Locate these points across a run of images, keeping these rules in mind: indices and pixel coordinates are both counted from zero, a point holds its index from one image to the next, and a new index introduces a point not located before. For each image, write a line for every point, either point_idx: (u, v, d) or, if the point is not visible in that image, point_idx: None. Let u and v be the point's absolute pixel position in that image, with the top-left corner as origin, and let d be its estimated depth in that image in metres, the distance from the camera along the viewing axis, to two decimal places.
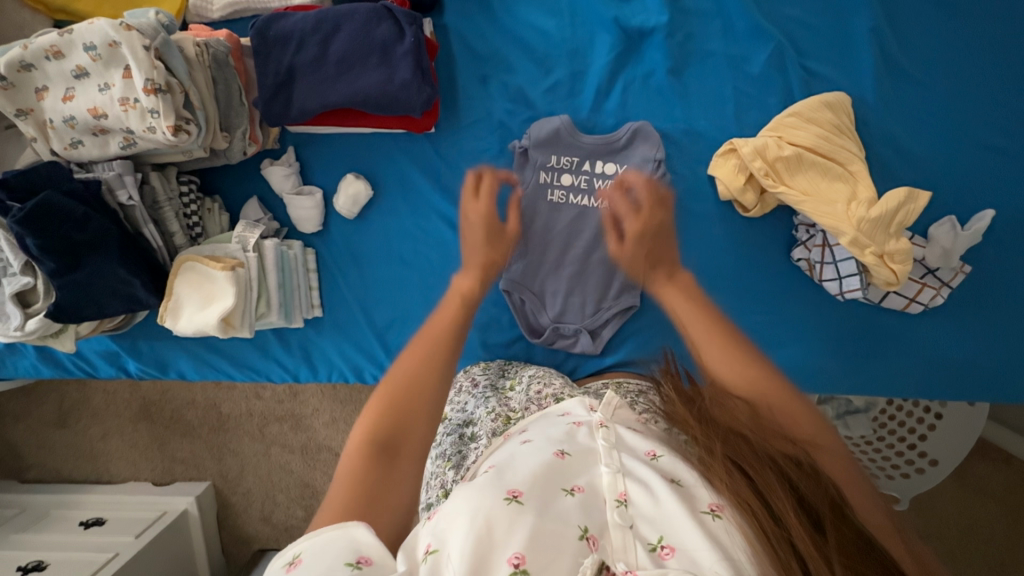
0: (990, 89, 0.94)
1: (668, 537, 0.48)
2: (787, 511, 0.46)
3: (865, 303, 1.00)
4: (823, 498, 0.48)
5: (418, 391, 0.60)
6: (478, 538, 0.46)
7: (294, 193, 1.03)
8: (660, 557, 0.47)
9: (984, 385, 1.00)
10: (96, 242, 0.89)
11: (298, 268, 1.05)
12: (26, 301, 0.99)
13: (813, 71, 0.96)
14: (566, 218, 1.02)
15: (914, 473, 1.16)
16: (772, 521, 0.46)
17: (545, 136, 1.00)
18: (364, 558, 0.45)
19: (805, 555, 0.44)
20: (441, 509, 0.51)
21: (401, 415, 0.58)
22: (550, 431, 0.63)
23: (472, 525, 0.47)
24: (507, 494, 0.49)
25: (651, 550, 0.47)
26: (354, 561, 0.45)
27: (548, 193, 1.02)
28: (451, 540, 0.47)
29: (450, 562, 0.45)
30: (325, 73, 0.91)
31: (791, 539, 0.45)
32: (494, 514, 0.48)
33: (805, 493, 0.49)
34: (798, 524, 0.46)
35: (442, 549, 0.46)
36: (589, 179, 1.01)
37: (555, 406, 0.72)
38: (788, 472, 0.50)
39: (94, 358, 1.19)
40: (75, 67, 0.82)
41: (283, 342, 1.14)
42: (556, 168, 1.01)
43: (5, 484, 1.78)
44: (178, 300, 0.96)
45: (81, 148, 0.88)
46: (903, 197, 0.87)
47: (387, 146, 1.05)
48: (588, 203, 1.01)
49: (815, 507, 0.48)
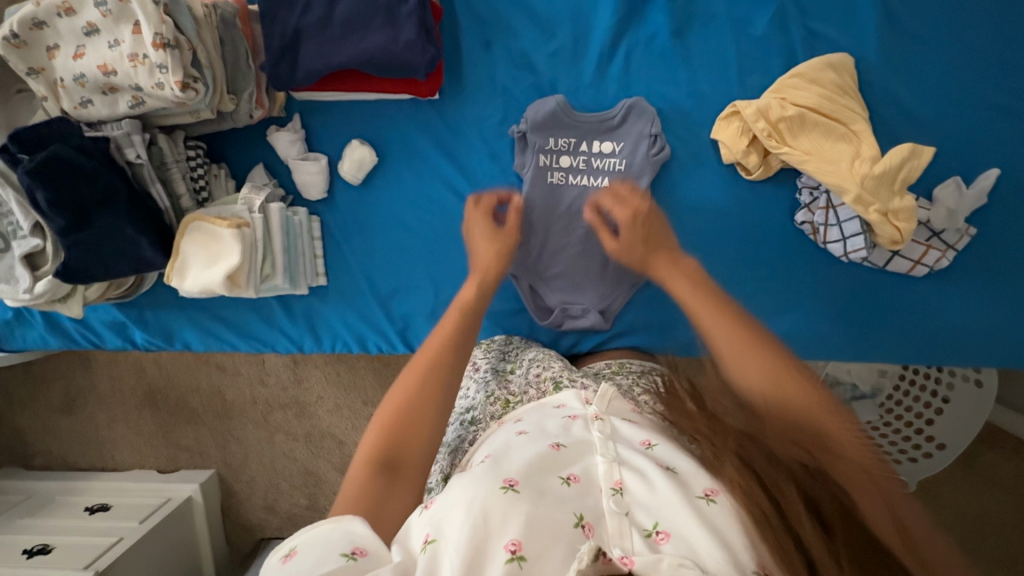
0: (996, 50, 0.93)
1: (661, 523, 0.49)
2: (796, 512, 0.45)
3: (870, 269, 1.00)
4: (832, 500, 0.47)
5: (415, 419, 0.64)
6: (475, 527, 0.47)
7: (299, 158, 1.04)
8: (655, 542, 0.47)
9: (991, 351, 0.99)
10: (104, 199, 0.90)
11: (303, 235, 1.06)
12: (35, 263, 1.00)
13: (816, 32, 0.96)
14: (567, 199, 1.03)
15: (921, 456, 1.15)
16: (782, 523, 0.45)
17: (542, 119, 1.01)
18: (359, 549, 0.49)
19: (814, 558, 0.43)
20: (438, 499, 0.52)
21: (399, 440, 0.62)
22: (546, 423, 0.64)
23: (470, 515, 0.48)
24: (504, 483, 0.51)
25: (645, 535, 0.48)
26: (348, 552, 0.48)
27: (547, 175, 1.03)
28: (450, 529, 0.48)
29: (447, 554, 0.46)
30: (330, 33, 0.93)
31: (800, 537, 0.44)
32: (490, 505, 0.48)
33: (813, 494, 0.48)
34: (809, 526, 0.45)
35: (440, 539, 0.47)
36: (588, 159, 1.02)
37: (551, 396, 0.73)
38: (797, 475, 0.48)
39: (102, 330, 1.20)
40: (86, 24, 0.84)
41: (288, 311, 1.15)
42: (554, 151, 1.02)
43: (12, 472, 1.79)
44: (184, 259, 0.96)
45: (90, 107, 0.89)
46: (906, 153, 0.87)
47: (392, 112, 1.06)
48: (589, 183, 1.02)
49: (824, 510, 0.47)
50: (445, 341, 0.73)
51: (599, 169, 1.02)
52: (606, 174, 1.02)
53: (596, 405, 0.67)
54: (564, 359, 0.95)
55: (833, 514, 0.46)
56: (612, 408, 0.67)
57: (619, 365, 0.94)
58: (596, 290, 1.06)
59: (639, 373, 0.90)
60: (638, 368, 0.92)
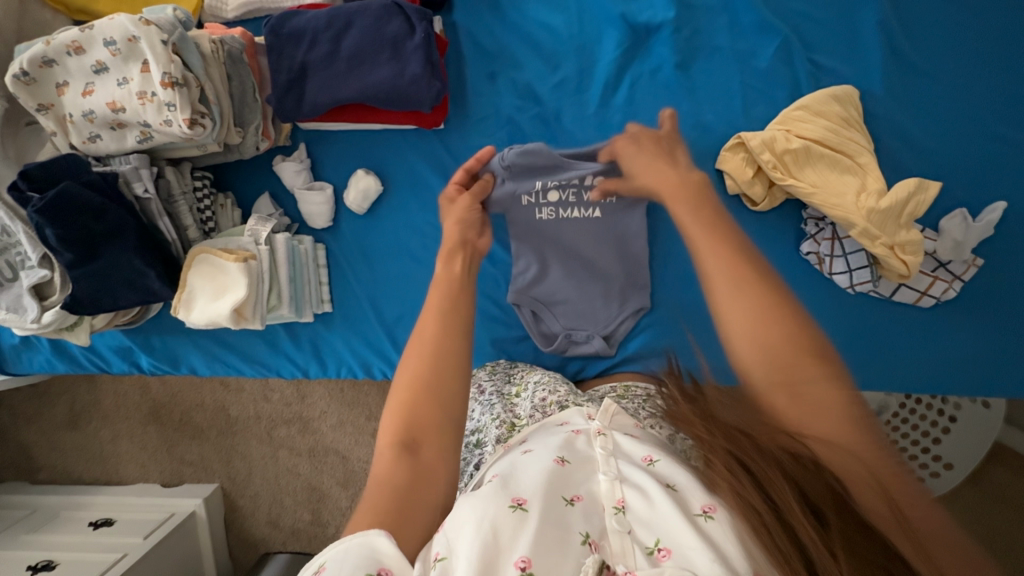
0: (1000, 80, 0.93)
1: (663, 540, 0.49)
2: (792, 509, 0.45)
3: (876, 298, 1.00)
4: (828, 493, 0.47)
5: (434, 388, 0.59)
6: (485, 543, 0.47)
7: (305, 188, 1.05)
8: (657, 559, 0.48)
9: (1001, 379, 0.98)
10: (113, 233, 0.90)
11: (308, 263, 1.06)
12: (43, 293, 1.01)
13: (820, 65, 0.96)
14: (560, 232, 1.03)
15: (928, 476, 1.17)
16: (775, 519, 0.46)
17: (524, 163, 0.96)
18: (386, 570, 0.46)
19: (810, 552, 0.44)
20: (448, 518, 0.52)
21: (420, 409, 0.58)
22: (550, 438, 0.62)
23: (480, 531, 0.48)
24: (513, 501, 0.51)
25: (647, 553, 0.48)
26: (377, 573, 0.45)
27: (537, 213, 1.02)
28: (460, 547, 0.48)
29: (459, 568, 0.46)
30: (337, 68, 0.93)
31: (797, 536, 0.45)
32: (499, 522, 0.49)
33: (805, 484, 0.48)
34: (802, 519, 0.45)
35: (451, 557, 0.47)
36: (578, 192, 1.00)
37: (555, 416, 0.72)
38: (790, 470, 0.49)
39: (108, 354, 1.21)
40: (95, 62, 0.84)
41: (293, 337, 1.15)
42: (540, 189, 0.99)
43: (17, 486, 1.80)
44: (191, 291, 0.96)
45: (99, 141, 0.90)
46: (913, 187, 0.87)
47: (397, 142, 1.06)
48: (582, 215, 1.01)
49: (819, 502, 0.47)
50: (452, 299, 0.66)
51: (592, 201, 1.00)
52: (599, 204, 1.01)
53: (598, 420, 0.65)
54: (570, 382, 0.94)
55: (828, 506, 0.47)
56: (614, 424, 0.66)
57: (624, 389, 0.91)
58: (598, 315, 1.06)
59: (644, 397, 0.86)
60: (643, 392, 0.89)
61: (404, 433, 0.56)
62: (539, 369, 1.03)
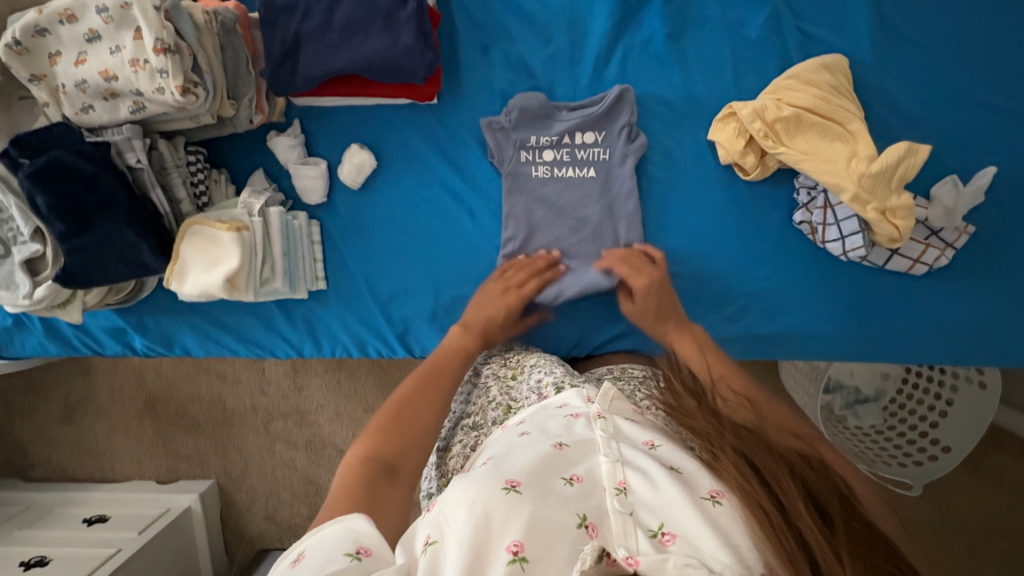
0: (989, 47, 0.94)
1: (668, 524, 0.49)
2: (798, 509, 0.47)
3: (869, 268, 1.00)
4: (835, 496, 0.49)
5: (412, 426, 0.70)
6: (476, 527, 0.47)
7: (299, 163, 1.05)
8: (661, 543, 0.47)
9: (994, 347, 0.99)
10: (104, 204, 0.90)
11: (303, 239, 1.06)
12: (35, 269, 1.00)
13: (810, 34, 0.97)
14: (553, 190, 1.04)
15: (926, 460, 1.14)
16: (784, 518, 0.47)
17: (522, 117, 1.02)
18: (363, 548, 0.49)
19: (816, 553, 0.45)
20: (439, 500, 0.51)
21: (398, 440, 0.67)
22: (548, 423, 0.64)
23: (472, 513, 0.48)
24: (506, 484, 0.50)
25: (651, 536, 0.48)
26: (353, 552, 0.48)
27: (532, 171, 1.04)
28: (450, 531, 0.48)
29: (449, 553, 0.46)
30: (329, 39, 0.94)
31: (802, 536, 0.46)
32: (493, 503, 0.48)
33: (813, 486, 0.50)
34: (809, 521, 0.46)
35: (442, 540, 0.48)
36: (571, 151, 1.03)
37: (553, 398, 0.73)
38: (799, 471, 0.51)
39: (102, 335, 1.20)
40: (88, 31, 0.85)
41: (287, 315, 1.14)
42: (535, 147, 1.04)
43: (11, 483, 1.78)
44: (184, 262, 0.96)
45: (92, 113, 0.90)
46: (903, 151, 0.87)
47: (391, 116, 1.07)
48: (575, 173, 1.04)
49: (825, 504, 0.49)
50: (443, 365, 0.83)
51: (584, 160, 1.03)
52: (592, 164, 1.03)
53: (597, 404, 0.66)
54: (566, 363, 0.92)
55: (834, 509, 0.48)
56: (613, 407, 0.68)
57: (620, 370, 0.95)
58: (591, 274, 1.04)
59: (639, 379, 0.90)
60: (639, 373, 0.92)
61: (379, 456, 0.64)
62: (536, 351, 1.00)
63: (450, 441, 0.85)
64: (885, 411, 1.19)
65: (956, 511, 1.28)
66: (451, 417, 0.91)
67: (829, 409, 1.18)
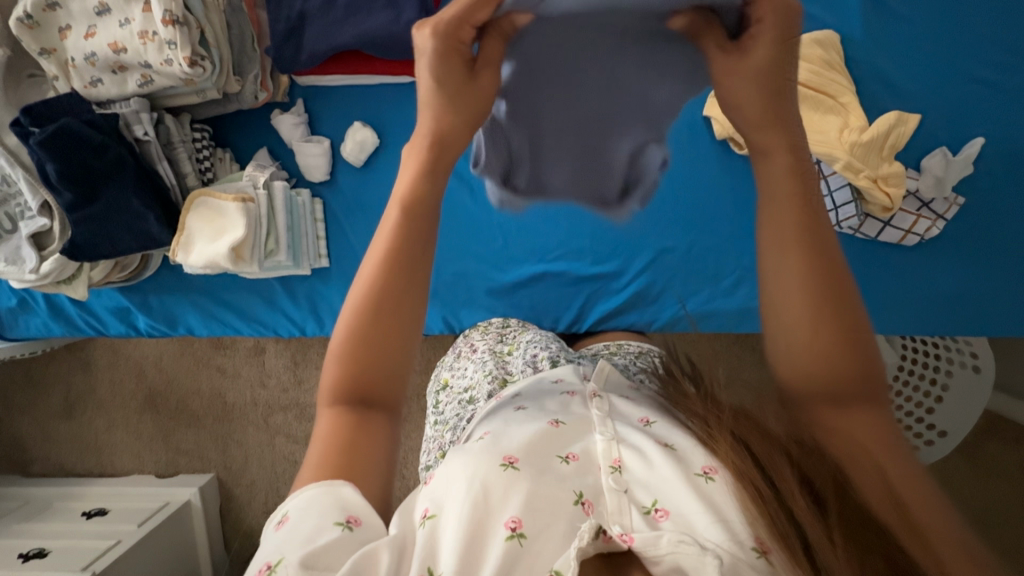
0: (978, 24, 0.97)
1: (661, 501, 0.50)
2: (791, 490, 0.44)
3: (862, 240, 1.02)
4: (830, 477, 0.45)
5: (380, 337, 0.52)
6: (475, 503, 0.49)
7: (303, 140, 1.07)
8: (654, 520, 0.49)
9: (986, 317, 1.01)
10: (112, 172, 0.92)
11: (307, 216, 1.08)
12: (42, 244, 1.02)
13: (802, 12, 1.00)
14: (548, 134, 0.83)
15: (928, 443, 1.11)
16: (773, 493, 0.45)
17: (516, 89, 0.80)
18: (353, 517, 0.47)
19: (805, 532, 0.42)
20: (438, 473, 0.53)
21: (368, 354, 0.52)
22: (545, 400, 0.66)
23: (471, 490, 0.49)
24: (504, 460, 0.52)
25: (645, 513, 0.50)
26: (343, 521, 0.46)
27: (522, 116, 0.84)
28: (450, 504, 0.49)
29: (447, 526, 0.48)
30: (333, 15, 0.96)
31: (795, 517, 0.43)
32: (490, 480, 0.50)
33: (808, 469, 0.46)
34: (800, 500, 0.44)
35: (440, 514, 0.49)
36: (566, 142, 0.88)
37: (550, 371, 0.76)
38: (794, 454, 0.47)
39: (106, 318, 1.22)
40: (98, 4, 0.87)
41: (289, 292, 1.16)
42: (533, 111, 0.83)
43: (9, 478, 1.78)
44: (190, 233, 0.97)
45: (101, 86, 0.92)
46: (892, 120, 0.92)
47: (394, 95, 1.09)
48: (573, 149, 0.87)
49: (820, 486, 0.45)
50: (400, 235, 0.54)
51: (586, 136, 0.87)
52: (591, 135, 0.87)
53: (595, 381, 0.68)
54: (560, 339, 0.97)
55: (829, 491, 0.44)
56: (608, 382, 0.70)
57: (617, 346, 0.99)
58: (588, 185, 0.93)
59: (636, 353, 0.94)
60: (635, 348, 0.97)
61: (352, 383, 0.52)
62: (532, 328, 1.03)
63: (448, 413, 0.87)
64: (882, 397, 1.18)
65: None
66: (450, 389, 0.92)
67: None
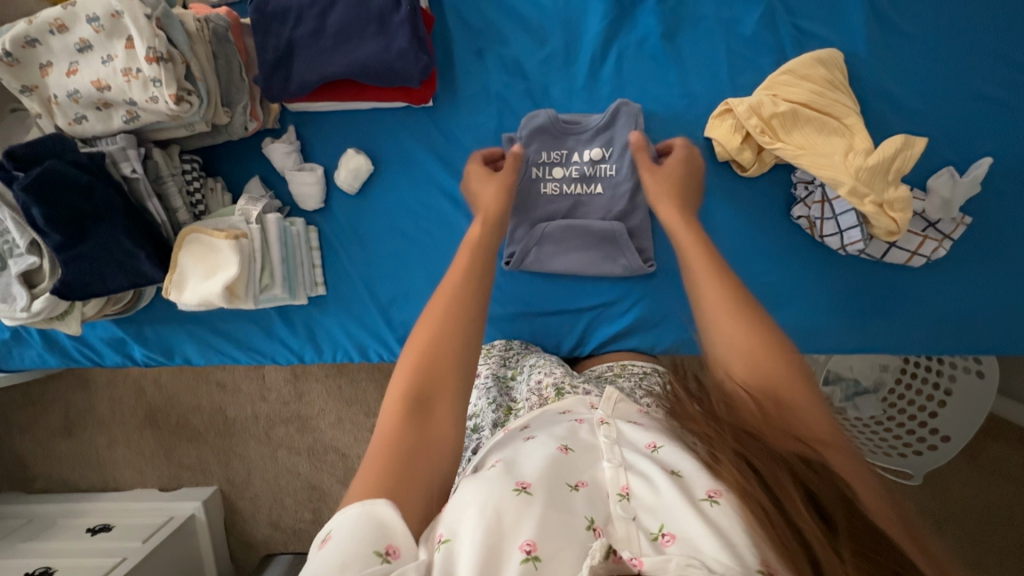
0: (984, 39, 0.94)
1: (668, 526, 0.51)
2: (800, 511, 0.47)
3: (867, 260, 1.00)
4: (838, 498, 0.48)
5: (448, 349, 0.62)
6: (489, 528, 0.49)
7: (295, 169, 1.05)
8: (661, 545, 0.49)
9: (992, 337, 1.00)
10: (102, 212, 0.89)
11: (301, 245, 1.06)
12: (32, 281, 1.00)
13: (804, 30, 0.97)
14: (561, 208, 1.05)
15: (925, 448, 1.21)
16: (783, 518, 0.47)
17: (531, 133, 1.02)
18: (393, 548, 0.47)
19: (817, 553, 0.45)
20: (451, 501, 0.53)
21: (430, 371, 0.60)
22: (553, 427, 0.65)
23: (484, 515, 0.50)
24: (517, 485, 0.53)
25: (652, 539, 0.50)
26: (382, 552, 0.47)
27: (540, 188, 1.04)
28: (464, 529, 0.50)
29: (462, 552, 0.48)
30: (322, 45, 0.94)
31: (803, 536, 0.46)
32: (503, 506, 0.51)
33: (815, 489, 0.49)
34: (809, 521, 0.46)
35: (455, 538, 0.49)
36: (580, 168, 1.03)
37: (555, 403, 0.74)
38: (799, 472, 0.50)
39: (101, 346, 1.20)
40: (79, 40, 0.84)
41: (287, 321, 1.14)
42: (546, 164, 1.03)
43: (10, 497, 1.77)
44: (182, 271, 0.95)
45: (85, 123, 0.89)
46: (898, 144, 0.88)
47: (387, 121, 1.06)
48: (584, 191, 1.04)
49: (829, 507, 0.48)
50: (462, 280, 0.69)
51: (594, 177, 1.03)
52: (601, 180, 1.03)
53: (602, 408, 0.67)
54: (565, 364, 0.94)
55: (838, 511, 0.48)
56: (617, 411, 0.67)
57: (621, 368, 0.98)
58: (595, 262, 1.06)
59: (640, 376, 0.94)
60: (639, 370, 0.96)
61: (415, 393, 0.59)
62: (536, 352, 1.03)
63: None
64: (884, 402, 1.24)
65: (956, 500, 1.30)
66: None
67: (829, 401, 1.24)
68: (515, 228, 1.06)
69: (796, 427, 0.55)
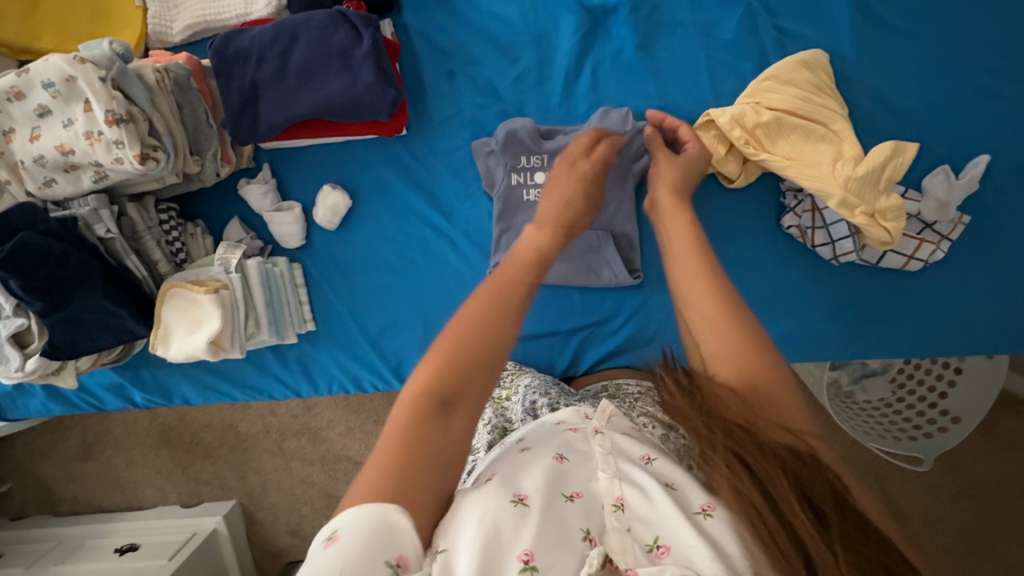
0: (972, 28, 0.90)
1: (662, 537, 0.49)
2: (793, 506, 0.44)
3: (863, 265, 0.97)
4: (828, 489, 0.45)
5: (481, 347, 0.53)
6: (486, 537, 0.46)
7: (273, 210, 1.02)
8: (656, 556, 0.48)
9: (996, 332, 0.97)
10: (80, 278, 0.89)
11: (286, 285, 1.05)
12: (24, 342, 0.99)
13: (786, 30, 0.93)
14: None
15: (937, 431, 1.19)
16: (776, 517, 0.44)
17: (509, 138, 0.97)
18: (403, 559, 0.43)
19: (810, 548, 0.43)
20: (444, 513, 0.49)
21: (458, 372, 0.52)
22: (547, 437, 0.60)
23: (481, 526, 0.46)
24: (514, 497, 0.50)
25: (646, 550, 0.48)
26: (393, 563, 0.42)
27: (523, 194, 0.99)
28: (461, 540, 0.46)
29: (463, 561, 0.44)
30: (287, 85, 0.91)
31: (796, 533, 0.44)
32: (501, 516, 0.48)
33: (807, 482, 0.45)
34: (802, 514, 0.44)
35: (452, 549, 0.45)
36: None
37: (550, 413, 0.68)
38: (790, 465, 0.46)
39: (101, 392, 1.21)
40: (37, 106, 0.82)
41: (281, 359, 1.14)
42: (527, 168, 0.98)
43: (39, 520, 1.76)
44: (167, 327, 0.97)
45: (55, 185, 0.88)
46: (890, 151, 0.85)
47: (361, 154, 1.04)
48: None
49: (819, 501, 0.44)
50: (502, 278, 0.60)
51: None
52: None
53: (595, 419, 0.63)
54: (560, 384, 0.93)
55: (828, 505, 0.44)
56: (612, 424, 0.63)
57: (615, 388, 0.90)
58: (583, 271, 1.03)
59: (635, 395, 0.84)
60: (633, 390, 0.87)
61: (437, 396, 0.50)
62: (530, 372, 1.00)
63: None
64: (892, 383, 1.21)
65: (969, 475, 1.26)
66: None
67: (837, 386, 1.20)
68: (499, 234, 1.00)
69: (779, 420, 0.53)
